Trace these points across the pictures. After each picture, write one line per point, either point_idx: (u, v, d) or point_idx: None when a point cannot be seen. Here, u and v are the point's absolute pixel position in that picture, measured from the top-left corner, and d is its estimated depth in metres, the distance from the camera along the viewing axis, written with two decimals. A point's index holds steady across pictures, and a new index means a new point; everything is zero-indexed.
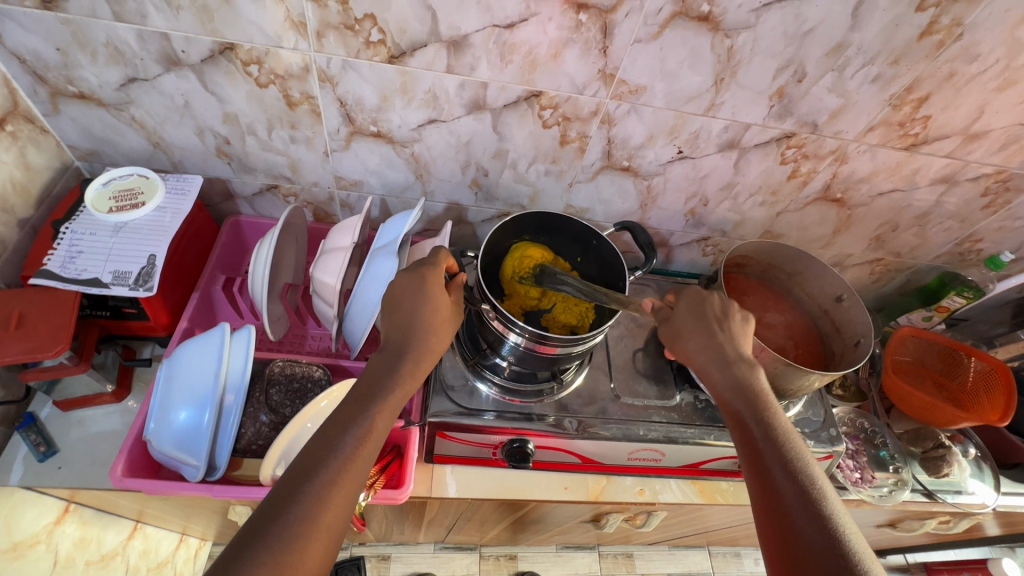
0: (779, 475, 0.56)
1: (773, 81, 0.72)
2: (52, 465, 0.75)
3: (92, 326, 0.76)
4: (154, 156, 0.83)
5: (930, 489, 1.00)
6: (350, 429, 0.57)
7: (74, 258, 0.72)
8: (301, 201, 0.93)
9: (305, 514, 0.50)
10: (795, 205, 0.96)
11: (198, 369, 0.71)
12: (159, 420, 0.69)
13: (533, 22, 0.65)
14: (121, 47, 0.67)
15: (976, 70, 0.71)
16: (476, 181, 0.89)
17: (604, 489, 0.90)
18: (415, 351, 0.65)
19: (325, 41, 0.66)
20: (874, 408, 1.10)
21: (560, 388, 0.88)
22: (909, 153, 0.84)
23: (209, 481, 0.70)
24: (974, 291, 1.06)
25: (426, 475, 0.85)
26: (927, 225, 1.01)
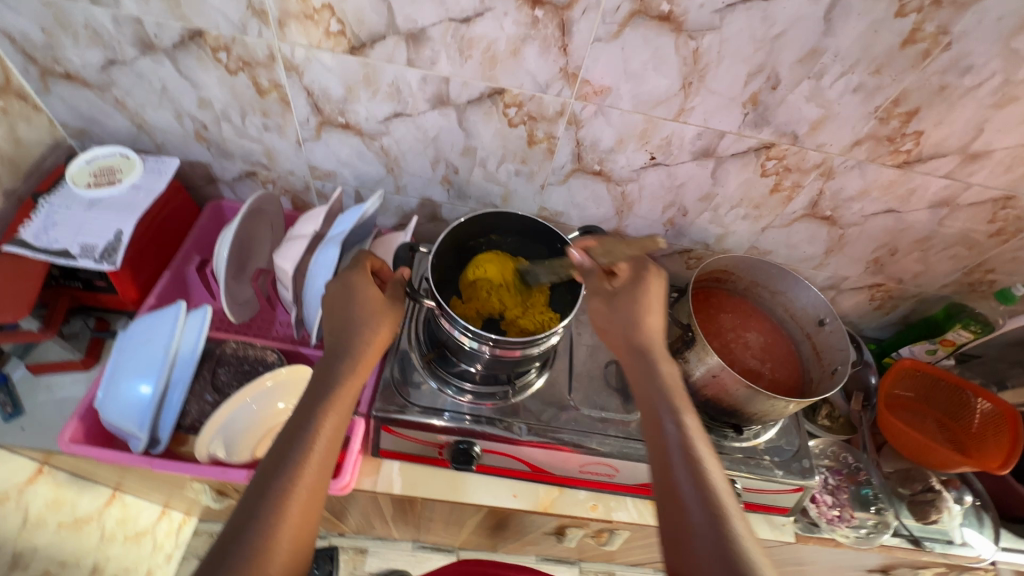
0: (682, 479, 0.57)
1: (746, 88, 0.69)
2: (16, 425, 0.78)
3: (62, 296, 0.80)
4: (139, 138, 0.86)
5: (917, 536, 0.93)
6: (299, 434, 0.57)
7: (48, 229, 0.75)
8: (279, 188, 0.94)
9: (268, 529, 0.50)
10: (781, 221, 0.91)
11: (150, 343, 0.73)
12: (107, 390, 0.71)
13: (489, 17, 0.64)
14: (100, 30, 0.70)
15: (970, 84, 0.66)
16: (447, 178, 0.89)
17: (554, 501, 0.87)
18: (352, 343, 0.66)
19: (287, 30, 0.68)
20: (863, 443, 1.02)
21: (515, 393, 0.86)
22: (902, 171, 0.79)
23: (150, 454, 0.71)
24: (980, 325, 0.98)
25: (372, 469, 0.84)
26: (930, 250, 0.94)
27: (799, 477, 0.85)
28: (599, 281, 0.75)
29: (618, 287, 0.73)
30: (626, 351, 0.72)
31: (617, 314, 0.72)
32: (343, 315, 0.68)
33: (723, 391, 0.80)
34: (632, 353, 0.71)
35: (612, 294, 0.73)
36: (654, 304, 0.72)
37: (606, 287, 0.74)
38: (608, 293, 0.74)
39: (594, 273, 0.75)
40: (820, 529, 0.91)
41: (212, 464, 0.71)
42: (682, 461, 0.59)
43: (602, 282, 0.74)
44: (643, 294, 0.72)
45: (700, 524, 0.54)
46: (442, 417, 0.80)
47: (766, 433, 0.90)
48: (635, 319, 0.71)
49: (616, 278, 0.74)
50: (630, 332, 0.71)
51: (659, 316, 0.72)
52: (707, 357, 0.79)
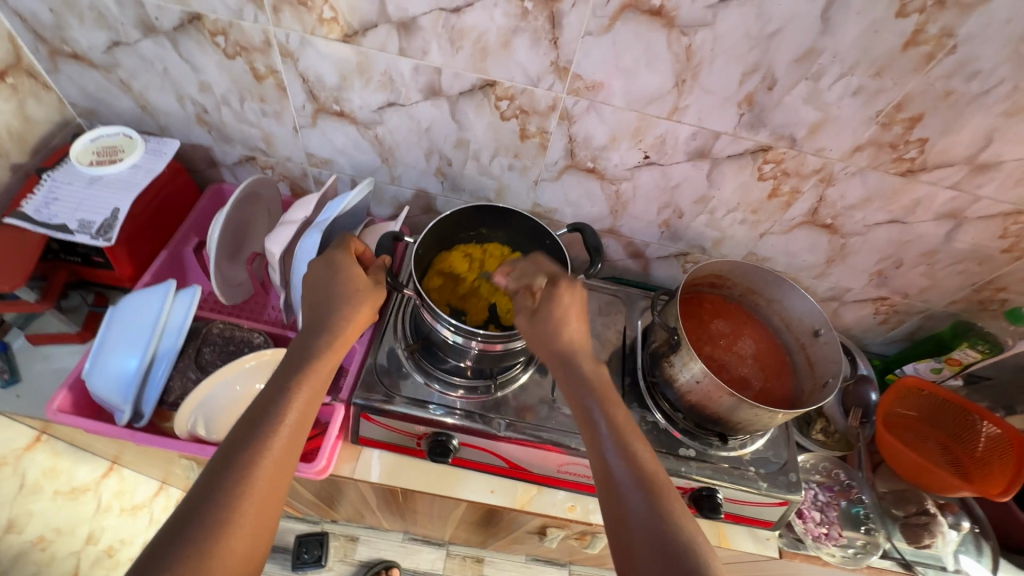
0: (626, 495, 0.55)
1: (741, 87, 0.67)
2: (12, 393, 0.81)
3: (61, 269, 0.82)
4: (143, 119, 0.88)
5: (908, 560, 0.89)
6: (269, 408, 0.58)
7: (50, 204, 0.78)
8: (277, 174, 0.96)
9: (230, 499, 0.51)
10: (780, 227, 0.88)
11: (139, 318, 0.74)
12: (95, 362, 0.73)
13: (478, 8, 0.64)
14: (104, 12, 0.72)
15: (977, 90, 0.63)
16: (441, 170, 0.89)
17: (532, 499, 0.86)
18: (330, 323, 0.66)
19: (282, 16, 0.68)
20: (860, 461, 0.99)
21: (498, 388, 0.85)
22: (906, 180, 0.76)
23: (133, 427, 0.73)
24: (990, 346, 0.94)
25: (352, 456, 0.85)
26: (937, 264, 0.90)
27: (784, 492, 0.82)
28: (525, 300, 0.69)
29: (538, 304, 0.67)
30: (555, 363, 0.66)
31: (539, 329, 0.66)
32: (323, 294, 0.68)
33: (708, 398, 0.78)
34: (559, 365, 0.66)
35: (534, 311, 0.67)
36: (570, 312, 0.66)
37: (529, 304, 0.68)
38: (530, 311, 0.67)
39: (518, 293, 0.70)
40: (805, 546, 0.90)
41: (191, 439, 0.73)
42: (629, 482, 0.56)
43: (524, 301, 0.68)
44: (556, 309, 0.66)
45: (654, 544, 0.52)
46: (425, 409, 0.81)
47: (754, 444, 0.87)
48: (552, 330, 0.65)
49: (535, 295, 0.68)
50: (550, 345, 0.66)
51: (576, 326, 0.67)
52: (692, 363, 0.78)
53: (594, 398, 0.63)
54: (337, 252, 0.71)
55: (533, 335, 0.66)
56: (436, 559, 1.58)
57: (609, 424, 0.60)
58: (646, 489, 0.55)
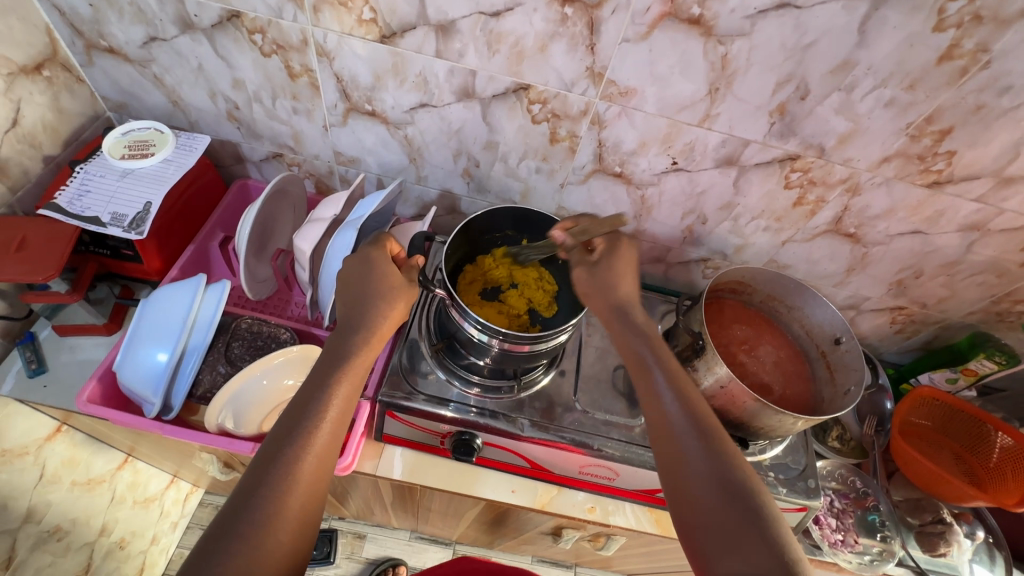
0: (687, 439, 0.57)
1: (774, 96, 0.68)
2: (39, 382, 0.81)
3: (90, 261, 0.82)
4: (174, 114, 0.89)
5: (924, 567, 0.90)
6: (309, 405, 0.58)
7: (82, 197, 0.78)
8: (303, 171, 0.96)
9: (276, 495, 0.52)
10: (802, 235, 0.89)
11: (171, 312, 0.75)
12: (126, 355, 0.73)
13: (518, 12, 0.65)
14: (143, 7, 0.72)
15: (1008, 105, 0.64)
16: (468, 171, 0.89)
17: (552, 499, 0.87)
18: (366, 321, 0.67)
19: (321, 16, 0.69)
20: (874, 468, 1.00)
21: (521, 389, 0.86)
22: (932, 192, 0.77)
23: (162, 420, 0.74)
24: (1005, 356, 0.94)
25: (375, 453, 0.85)
26: (956, 275, 0.91)
27: (803, 497, 0.83)
28: (580, 255, 0.75)
29: (598, 256, 0.74)
30: (605, 311, 0.71)
31: (600, 279, 0.72)
32: (358, 290, 0.69)
33: (730, 403, 0.79)
34: (613, 317, 0.70)
35: (593, 265, 0.73)
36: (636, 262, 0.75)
37: (587, 258, 0.74)
38: (589, 263, 0.73)
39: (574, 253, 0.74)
40: (822, 552, 0.90)
41: (219, 434, 0.73)
42: (682, 419, 0.59)
43: (581, 252, 0.74)
44: (618, 262, 0.73)
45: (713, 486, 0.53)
46: (447, 407, 0.81)
47: (772, 449, 0.88)
48: (611, 282, 0.72)
49: (594, 251, 0.74)
50: (608, 294, 0.71)
51: (633, 283, 0.73)
52: (716, 367, 0.78)
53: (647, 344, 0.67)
54: (369, 250, 0.72)
55: (592, 284, 0.73)
56: (444, 558, 1.58)
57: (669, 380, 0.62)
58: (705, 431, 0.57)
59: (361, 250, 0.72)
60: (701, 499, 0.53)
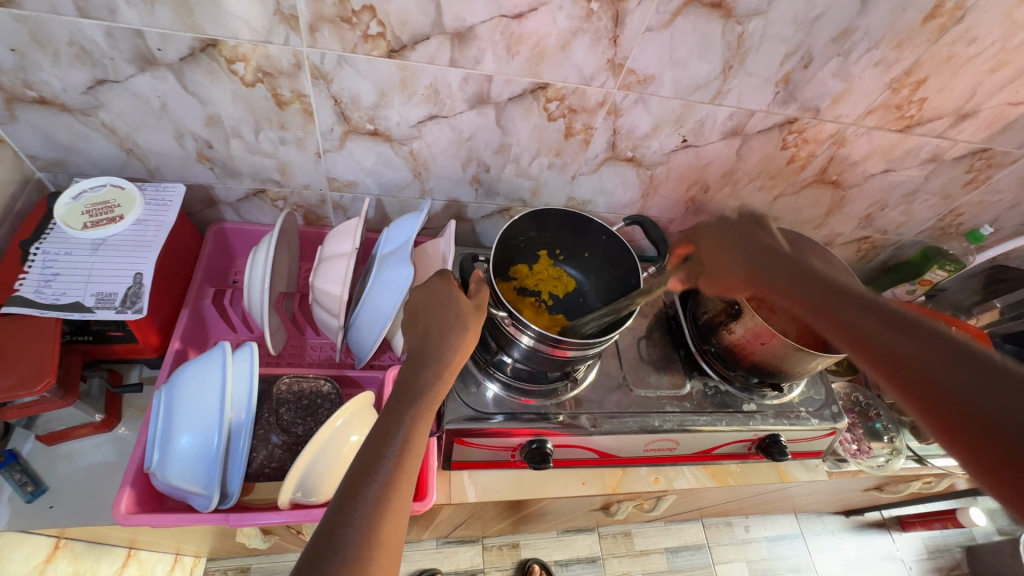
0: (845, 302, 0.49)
1: (781, 68, 0.72)
2: (42, 505, 0.70)
3: (74, 353, 0.70)
4: (128, 164, 0.76)
5: (920, 455, 1.05)
6: (387, 446, 0.52)
7: (50, 282, 0.65)
8: (290, 205, 0.87)
9: (361, 543, 0.45)
10: (792, 189, 0.96)
11: (200, 394, 0.66)
12: (163, 451, 0.65)
13: (542, 12, 0.62)
14: (88, 46, 0.60)
15: (973, 53, 0.72)
16: (477, 177, 0.86)
17: (620, 481, 0.90)
18: (440, 350, 0.62)
19: (319, 36, 0.61)
20: (866, 379, 1.15)
21: (573, 385, 0.87)
22: (903, 134, 0.86)
23: (222, 510, 0.66)
24: (954, 265, 1.10)
25: (445, 483, 0.83)
26: (913, 202, 1.04)
27: (831, 423, 0.93)
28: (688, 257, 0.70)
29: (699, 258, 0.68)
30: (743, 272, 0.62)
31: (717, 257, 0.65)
32: (431, 323, 0.65)
33: (768, 355, 0.84)
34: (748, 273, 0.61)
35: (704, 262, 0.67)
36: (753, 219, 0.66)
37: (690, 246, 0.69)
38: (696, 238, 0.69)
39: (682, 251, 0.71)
40: (845, 463, 1.02)
41: (292, 506, 0.68)
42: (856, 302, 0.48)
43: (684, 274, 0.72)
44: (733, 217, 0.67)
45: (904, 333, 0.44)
46: (503, 420, 0.80)
47: (797, 387, 0.97)
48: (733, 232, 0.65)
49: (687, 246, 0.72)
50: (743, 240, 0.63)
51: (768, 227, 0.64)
52: (750, 322, 0.83)
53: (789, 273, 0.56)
54: (431, 283, 0.68)
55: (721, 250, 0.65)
56: (475, 556, 1.57)
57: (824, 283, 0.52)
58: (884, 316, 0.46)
59: (429, 281, 0.69)
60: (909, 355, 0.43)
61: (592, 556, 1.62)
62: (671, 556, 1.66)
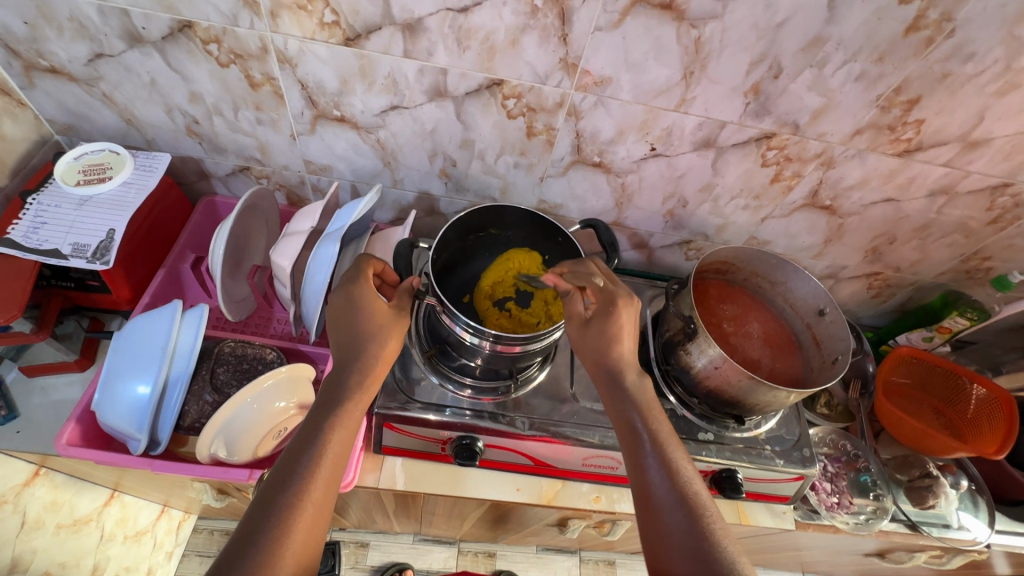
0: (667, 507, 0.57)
1: (747, 77, 0.68)
2: (11, 428, 0.77)
3: (55, 296, 0.78)
4: (129, 133, 0.84)
5: (914, 520, 0.94)
6: (305, 453, 0.58)
7: (38, 229, 0.73)
8: (273, 183, 0.93)
9: (272, 544, 0.51)
10: (780, 211, 0.91)
11: (147, 344, 0.72)
12: (105, 392, 0.70)
13: (487, 7, 0.63)
14: (85, 22, 0.68)
15: (971, 72, 0.66)
16: (445, 171, 0.87)
17: (558, 493, 0.87)
18: (361, 358, 0.66)
19: (280, 21, 0.66)
20: (862, 430, 1.03)
21: (518, 387, 0.86)
22: (903, 160, 0.78)
23: (151, 455, 0.71)
24: (977, 312, 0.99)
25: (376, 466, 0.84)
26: (928, 238, 0.94)
27: (800, 466, 0.85)
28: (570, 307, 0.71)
29: (592, 315, 0.70)
30: (600, 375, 0.69)
31: (590, 340, 0.69)
32: (348, 329, 0.68)
33: (724, 382, 0.80)
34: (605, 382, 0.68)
35: (586, 320, 0.70)
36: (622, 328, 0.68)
37: (580, 316, 0.70)
38: (582, 321, 0.70)
39: (569, 295, 0.72)
40: (819, 516, 0.93)
41: (213, 464, 0.70)
42: (670, 501, 0.58)
43: (577, 306, 0.71)
44: (613, 325, 0.68)
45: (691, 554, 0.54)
46: (442, 413, 0.80)
47: (767, 423, 0.90)
48: (605, 344, 0.68)
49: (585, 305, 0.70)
50: (604, 357, 0.68)
51: (630, 344, 0.69)
52: (709, 348, 0.78)
53: (638, 413, 0.65)
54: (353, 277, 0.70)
55: (591, 350, 0.69)
56: (449, 558, 1.56)
57: (660, 463, 0.60)
58: (674, 479, 0.59)
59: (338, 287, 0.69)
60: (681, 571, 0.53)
61: None
62: None
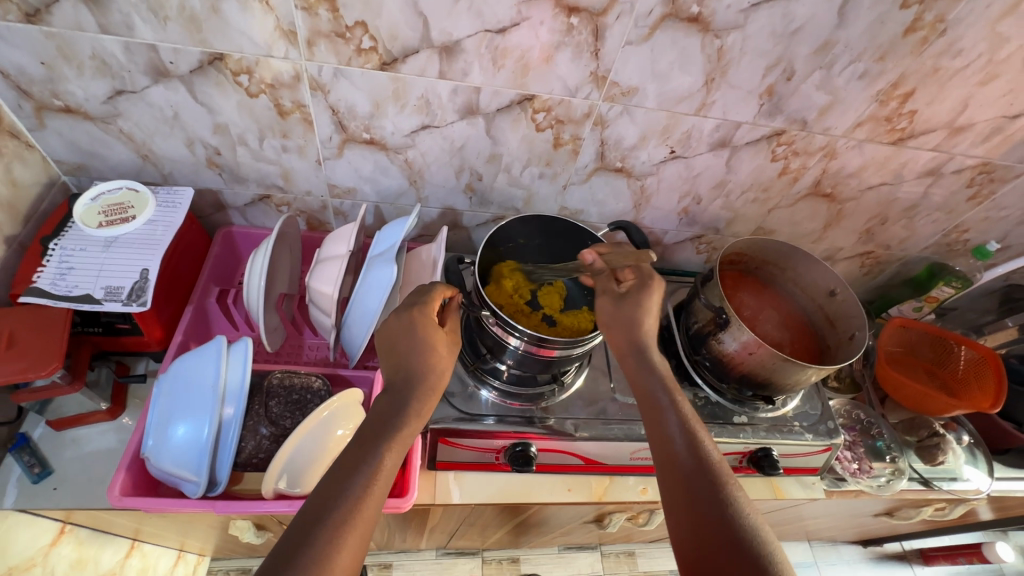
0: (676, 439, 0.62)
1: (763, 80, 0.73)
2: (47, 486, 0.74)
3: (84, 344, 0.76)
4: (144, 169, 0.82)
5: (927, 477, 1.01)
6: (357, 470, 0.54)
7: (65, 275, 0.71)
8: (294, 210, 0.92)
9: (321, 557, 0.47)
10: (786, 201, 0.97)
11: (196, 383, 0.70)
12: (158, 437, 0.68)
13: (525, 27, 0.65)
14: (108, 60, 0.66)
15: (960, 65, 0.73)
16: (470, 186, 0.89)
17: (607, 489, 0.90)
18: (418, 384, 0.64)
19: (316, 49, 0.66)
20: (868, 398, 1.12)
21: (561, 390, 0.88)
22: (897, 147, 0.85)
23: (210, 497, 0.69)
24: (961, 282, 1.08)
25: (430, 483, 0.85)
26: (915, 217, 1.02)
27: (827, 438, 0.91)
28: (608, 283, 0.77)
29: (625, 291, 0.76)
30: (626, 351, 0.73)
31: (624, 312, 0.74)
32: (406, 352, 0.66)
33: (757, 366, 0.84)
34: (630, 353, 0.72)
35: (619, 296, 0.75)
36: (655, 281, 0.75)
37: (614, 289, 0.76)
38: (615, 296, 0.76)
39: (602, 275, 0.78)
40: (845, 482, 0.99)
41: (275, 497, 0.69)
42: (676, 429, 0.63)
43: (610, 283, 0.77)
44: (647, 298, 0.74)
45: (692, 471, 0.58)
46: (491, 423, 0.81)
47: (792, 402, 0.96)
48: (637, 318, 0.73)
49: (622, 283, 0.77)
50: (631, 329, 0.73)
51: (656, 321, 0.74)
52: (742, 335, 0.83)
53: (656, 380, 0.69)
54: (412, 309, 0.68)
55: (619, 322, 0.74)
56: (475, 569, 1.49)
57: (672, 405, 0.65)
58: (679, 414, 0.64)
59: (401, 310, 0.68)
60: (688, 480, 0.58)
61: None
62: None
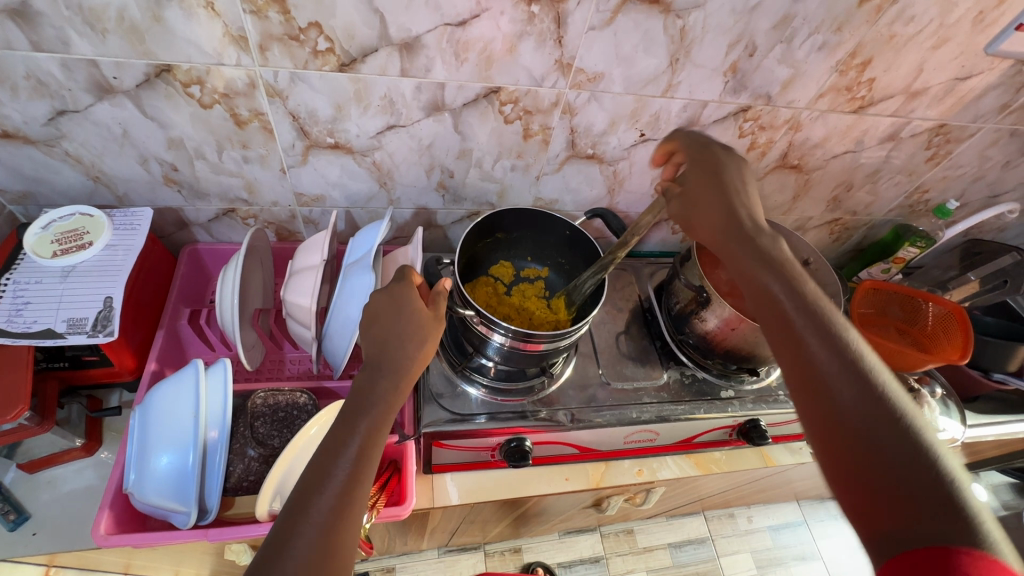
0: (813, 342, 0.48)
1: (726, 57, 0.73)
2: (26, 532, 0.71)
3: (50, 380, 0.72)
4: (96, 191, 0.78)
5: None
6: (341, 455, 0.52)
7: (21, 310, 0.67)
8: (261, 222, 0.89)
9: (316, 545, 0.47)
10: (755, 175, 0.98)
11: (175, 413, 0.67)
12: (140, 471, 0.65)
13: (485, 18, 0.64)
14: (45, 79, 0.62)
15: (913, 31, 0.74)
16: (442, 184, 0.87)
17: (604, 474, 0.91)
18: (396, 358, 0.60)
19: (269, 54, 0.63)
20: None
21: (551, 382, 0.87)
22: (858, 115, 0.87)
23: (201, 526, 0.67)
24: (925, 241, 1.12)
25: (427, 486, 0.84)
26: (878, 181, 1.05)
27: None
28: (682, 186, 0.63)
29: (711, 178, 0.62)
30: (722, 234, 0.58)
31: (717, 193, 0.59)
32: (387, 330, 0.63)
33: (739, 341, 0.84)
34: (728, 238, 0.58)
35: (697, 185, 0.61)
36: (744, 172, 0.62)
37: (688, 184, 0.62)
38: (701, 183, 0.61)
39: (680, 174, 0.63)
40: None
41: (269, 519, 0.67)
42: (806, 326, 0.49)
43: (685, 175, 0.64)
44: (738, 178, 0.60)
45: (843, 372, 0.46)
46: (483, 421, 0.80)
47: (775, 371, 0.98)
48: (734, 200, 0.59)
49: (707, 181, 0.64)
50: (728, 209, 0.58)
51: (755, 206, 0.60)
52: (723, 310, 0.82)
53: (770, 271, 0.54)
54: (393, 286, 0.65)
55: (718, 210, 0.59)
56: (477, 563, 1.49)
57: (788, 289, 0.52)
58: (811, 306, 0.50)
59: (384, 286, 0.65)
60: (839, 385, 0.45)
61: (596, 556, 1.52)
62: (675, 551, 1.56)
